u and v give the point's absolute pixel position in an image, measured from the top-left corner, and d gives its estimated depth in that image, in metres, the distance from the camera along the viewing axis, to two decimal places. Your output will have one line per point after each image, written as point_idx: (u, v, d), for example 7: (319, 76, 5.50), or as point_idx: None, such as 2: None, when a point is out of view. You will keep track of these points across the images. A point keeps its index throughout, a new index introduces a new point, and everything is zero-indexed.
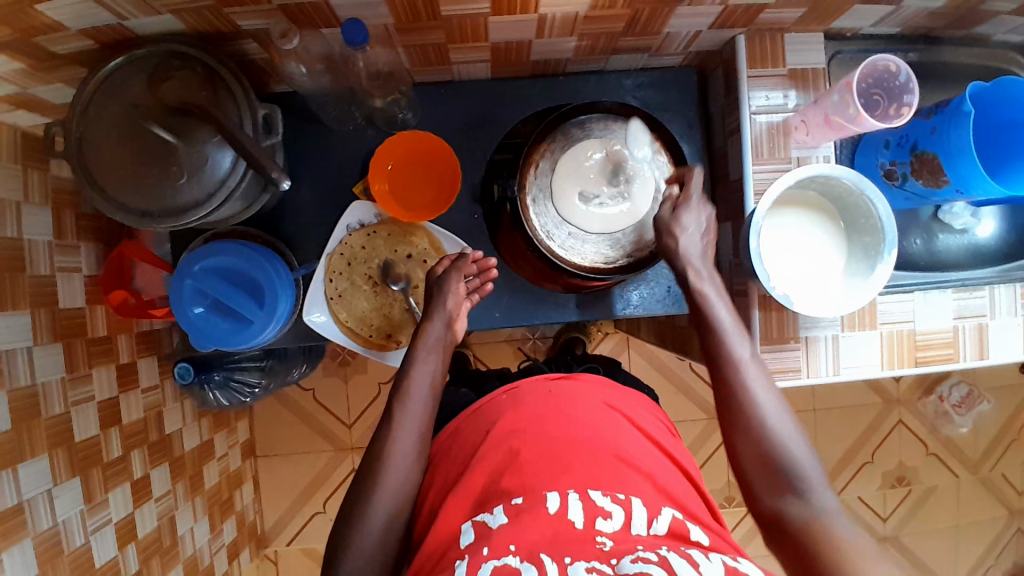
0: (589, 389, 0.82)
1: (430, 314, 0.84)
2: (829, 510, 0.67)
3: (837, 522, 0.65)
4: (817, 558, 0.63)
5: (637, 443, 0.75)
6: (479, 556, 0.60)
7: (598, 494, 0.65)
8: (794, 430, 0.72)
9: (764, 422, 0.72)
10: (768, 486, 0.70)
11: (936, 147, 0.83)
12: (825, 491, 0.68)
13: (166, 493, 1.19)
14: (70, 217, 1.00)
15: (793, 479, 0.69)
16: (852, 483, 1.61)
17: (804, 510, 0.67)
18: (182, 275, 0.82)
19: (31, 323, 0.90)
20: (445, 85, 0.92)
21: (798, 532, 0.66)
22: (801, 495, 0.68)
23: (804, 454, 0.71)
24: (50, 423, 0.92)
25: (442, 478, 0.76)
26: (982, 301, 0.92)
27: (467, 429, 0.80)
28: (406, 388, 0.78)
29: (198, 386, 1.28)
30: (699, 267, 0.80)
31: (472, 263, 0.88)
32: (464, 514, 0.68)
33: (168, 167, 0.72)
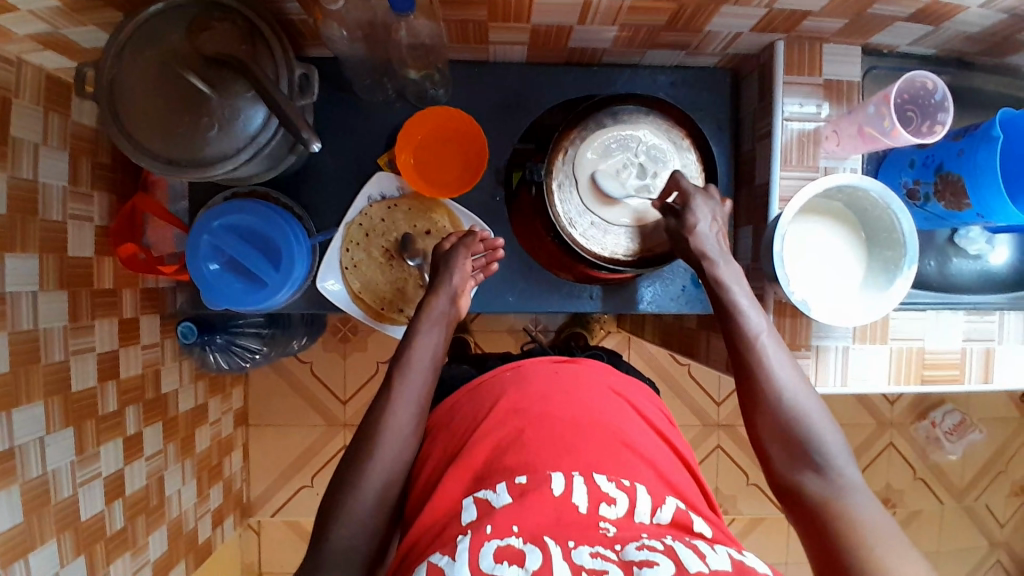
0: (595, 373, 0.81)
1: (436, 289, 0.83)
2: (853, 487, 0.65)
3: (862, 503, 0.63)
4: (840, 543, 0.60)
5: (643, 434, 0.75)
6: (482, 533, 0.59)
7: (603, 479, 0.65)
8: (818, 405, 0.70)
9: (784, 398, 0.70)
10: (787, 463, 0.68)
11: (960, 169, 0.84)
12: (851, 469, 0.66)
13: (157, 452, 1.18)
14: (87, 165, 0.99)
15: (812, 456, 0.67)
16: None
17: (822, 489, 0.65)
18: (201, 230, 0.81)
19: (39, 267, 0.88)
20: (479, 65, 0.92)
21: (816, 509, 0.64)
22: (823, 474, 0.66)
23: (830, 432, 0.68)
24: (48, 370, 0.91)
25: (442, 450, 0.75)
26: (991, 326, 0.93)
27: (465, 405, 0.79)
28: (407, 359, 0.78)
29: (200, 347, 1.27)
30: (711, 253, 0.78)
31: (480, 241, 0.88)
32: (463, 487, 0.67)
33: (199, 117, 0.72)
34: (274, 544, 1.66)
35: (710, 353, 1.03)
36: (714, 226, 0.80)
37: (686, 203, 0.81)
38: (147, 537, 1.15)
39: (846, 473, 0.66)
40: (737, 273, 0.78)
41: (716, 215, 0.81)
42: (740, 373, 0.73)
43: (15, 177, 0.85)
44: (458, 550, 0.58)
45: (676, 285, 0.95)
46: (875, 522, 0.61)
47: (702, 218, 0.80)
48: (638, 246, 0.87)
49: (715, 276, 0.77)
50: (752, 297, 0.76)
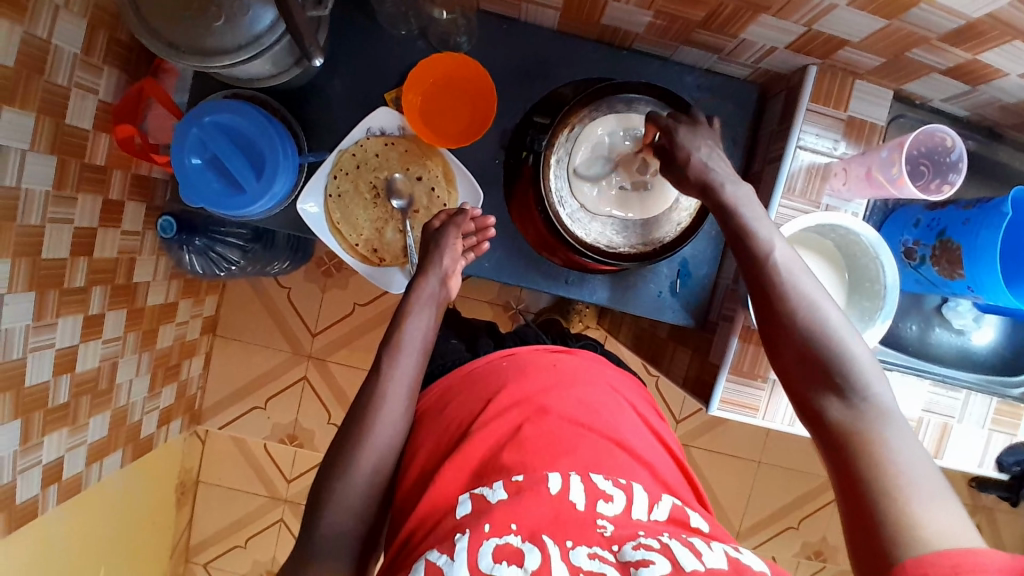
0: (588, 367, 0.82)
1: (425, 270, 0.82)
2: (885, 414, 0.59)
3: (891, 432, 0.58)
4: (870, 489, 0.56)
5: (639, 433, 0.76)
6: (480, 531, 0.59)
7: (600, 478, 0.66)
8: (848, 326, 0.64)
9: (808, 327, 0.63)
10: (813, 389, 0.63)
11: (962, 238, 0.81)
12: (880, 388, 0.61)
13: (116, 338, 1.18)
14: (103, 38, 0.96)
15: (839, 381, 0.61)
16: (770, 542, 1.62)
17: (848, 416, 0.60)
18: (190, 122, 0.80)
19: (34, 126, 0.86)
20: (508, 23, 0.90)
21: (842, 439, 0.59)
22: (846, 398, 0.61)
23: (860, 350, 0.62)
24: (23, 231, 0.89)
25: (434, 440, 0.74)
26: (954, 403, 0.92)
27: (460, 393, 0.78)
28: (397, 340, 0.77)
29: (176, 245, 1.24)
30: (719, 178, 0.72)
31: (471, 220, 0.87)
32: (461, 484, 0.67)
33: (208, 7, 0.69)
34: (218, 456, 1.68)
35: (673, 365, 1.02)
36: (715, 152, 0.74)
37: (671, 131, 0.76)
38: (90, 417, 1.15)
39: (879, 398, 0.60)
40: (748, 195, 0.72)
41: (711, 142, 0.74)
42: (765, 303, 0.67)
43: (30, 34, 0.81)
44: (456, 549, 0.57)
45: (653, 288, 0.95)
46: (907, 458, 0.56)
47: (693, 142, 0.74)
48: (622, 241, 0.85)
49: (722, 202, 0.71)
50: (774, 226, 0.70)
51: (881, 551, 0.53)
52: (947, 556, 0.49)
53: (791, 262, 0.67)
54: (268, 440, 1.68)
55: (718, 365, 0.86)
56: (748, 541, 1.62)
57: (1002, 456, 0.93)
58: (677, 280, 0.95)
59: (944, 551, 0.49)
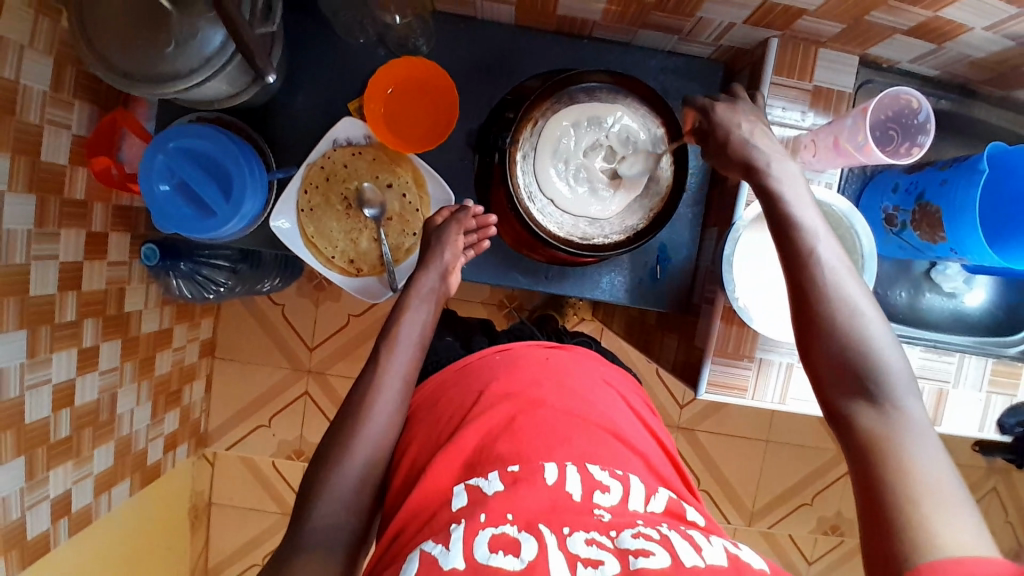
0: (582, 362, 0.82)
1: (426, 263, 0.83)
2: (915, 425, 0.55)
3: (922, 444, 0.54)
4: (894, 497, 0.51)
5: (632, 425, 0.76)
6: (476, 521, 0.58)
7: (596, 468, 0.65)
8: (883, 328, 0.60)
9: (845, 324, 0.60)
10: (844, 393, 0.59)
11: (940, 200, 0.80)
12: (910, 397, 0.57)
13: (113, 368, 1.18)
14: (72, 73, 0.95)
15: (871, 386, 0.57)
16: (785, 520, 1.61)
17: (878, 423, 0.56)
18: (156, 149, 0.80)
19: (9, 166, 0.86)
20: (466, 22, 0.89)
21: (868, 445, 0.55)
22: (878, 405, 0.57)
23: (894, 356, 0.59)
24: (8, 270, 0.89)
25: (426, 434, 0.73)
26: (948, 368, 0.89)
27: (453, 386, 0.78)
28: (393, 334, 0.78)
29: (162, 271, 1.24)
30: (762, 164, 0.68)
31: (472, 216, 0.86)
32: (454, 476, 0.66)
33: (157, 33, 0.70)
34: (228, 476, 1.69)
35: (662, 351, 1.01)
36: (756, 127, 0.71)
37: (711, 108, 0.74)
38: (94, 449, 1.16)
39: (909, 408, 0.56)
40: (794, 176, 0.68)
41: (751, 117, 0.72)
42: (796, 292, 0.63)
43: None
44: (451, 539, 0.56)
45: (635, 275, 0.94)
46: (936, 470, 0.52)
47: (733, 120, 0.72)
48: (596, 232, 0.85)
49: (764, 186, 0.67)
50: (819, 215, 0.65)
51: (891, 555, 0.49)
52: (958, 562, 0.46)
53: (830, 255, 0.63)
54: (276, 457, 1.69)
55: (703, 348, 0.85)
56: (763, 521, 1.61)
57: (1002, 418, 0.91)
58: (657, 267, 0.95)
59: (957, 557, 0.47)
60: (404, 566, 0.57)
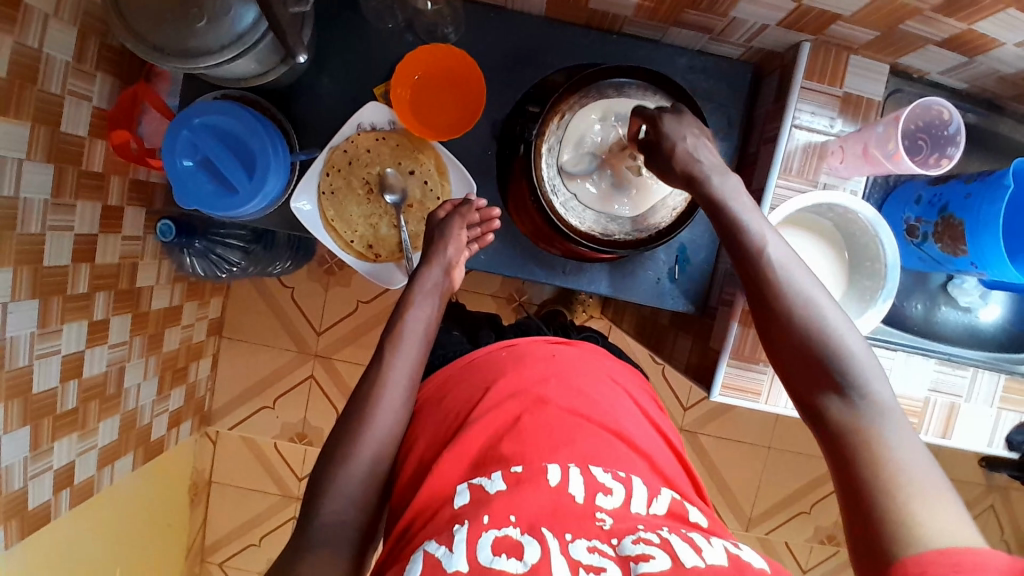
0: (587, 358, 0.82)
1: (429, 260, 0.82)
2: (885, 410, 0.56)
3: (895, 431, 0.55)
4: (871, 491, 0.52)
5: (636, 422, 0.76)
6: (479, 523, 0.57)
7: (599, 470, 0.64)
8: (843, 318, 0.60)
9: (803, 323, 0.60)
10: (811, 388, 0.59)
11: (964, 213, 0.80)
12: (879, 384, 0.57)
13: (122, 342, 1.18)
14: (95, 45, 0.95)
15: (837, 378, 0.57)
16: (782, 527, 1.61)
17: (849, 415, 0.56)
18: (180, 124, 0.79)
19: (29, 135, 0.86)
20: (495, 11, 0.89)
21: (840, 439, 0.56)
22: (847, 396, 0.57)
23: (859, 345, 0.59)
24: (24, 240, 0.89)
25: (432, 433, 0.73)
26: (962, 381, 0.90)
27: (460, 381, 0.78)
28: (398, 328, 0.77)
29: (176, 248, 1.24)
30: (704, 171, 0.68)
31: (476, 210, 0.87)
32: (459, 475, 0.66)
33: (190, 8, 0.69)
34: (230, 456, 1.69)
35: (675, 352, 1.01)
36: (702, 142, 0.70)
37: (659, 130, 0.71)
38: (98, 422, 1.16)
39: (880, 395, 0.57)
40: (737, 187, 0.68)
41: (697, 130, 0.70)
42: (757, 297, 0.63)
43: (21, 44, 0.81)
44: (455, 540, 0.56)
45: (652, 275, 0.94)
46: (910, 459, 0.53)
47: (680, 133, 0.70)
48: (616, 229, 0.84)
49: (711, 197, 0.67)
50: (763, 218, 0.66)
51: (880, 553, 0.49)
52: (946, 553, 0.47)
53: (782, 255, 0.63)
54: (278, 439, 1.69)
55: (718, 351, 0.85)
56: (761, 527, 1.61)
57: (1012, 434, 0.91)
58: (676, 267, 0.94)
59: (943, 548, 0.47)
60: (408, 566, 0.57)
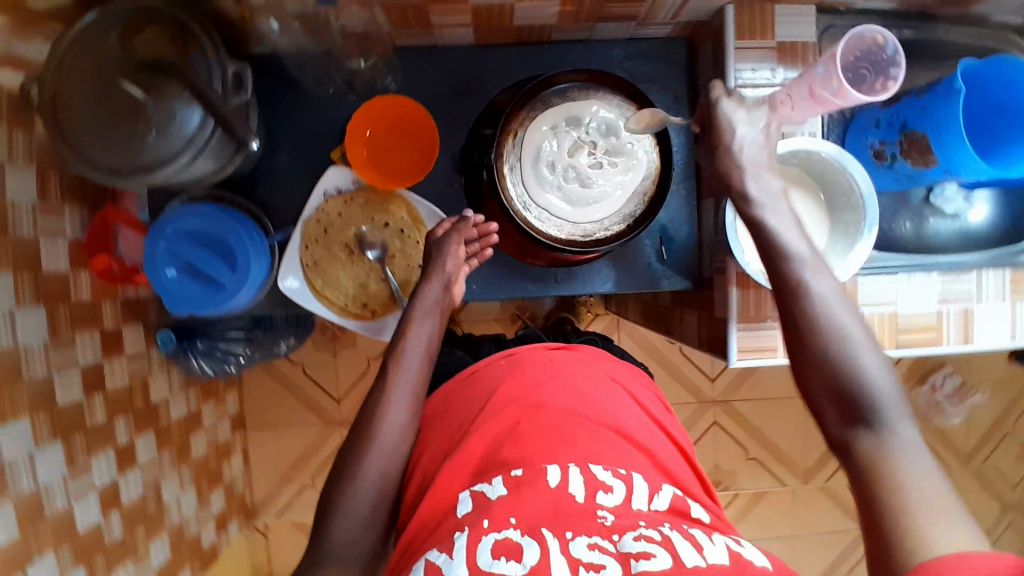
0: (588, 360, 0.81)
1: (429, 275, 0.84)
2: (908, 445, 0.58)
3: (917, 461, 0.57)
4: (885, 510, 0.55)
5: (637, 418, 0.75)
6: (479, 528, 0.58)
7: (599, 468, 0.64)
8: (872, 347, 0.63)
9: (835, 350, 0.63)
10: (840, 417, 0.62)
11: (925, 124, 0.81)
12: (901, 419, 0.60)
13: (151, 461, 1.18)
14: (56, 178, 0.94)
15: (866, 410, 0.60)
16: (840, 471, 1.60)
17: (874, 447, 0.59)
18: (156, 237, 0.81)
19: (12, 284, 0.85)
20: (428, 51, 0.91)
21: (864, 471, 0.58)
22: (874, 428, 0.60)
23: (883, 376, 0.62)
24: (32, 386, 0.89)
25: (436, 444, 0.74)
26: (969, 286, 0.90)
27: (460, 394, 0.78)
28: (399, 348, 0.78)
29: (182, 355, 1.27)
30: (753, 189, 0.70)
31: (472, 226, 0.86)
32: (463, 482, 0.66)
33: (137, 123, 0.70)
34: (283, 543, 1.68)
35: (684, 328, 1.02)
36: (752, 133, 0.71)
37: (713, 121, 0.73)
38: (148, 545, 1.15)
39: (901, 430, 0.59)
40: (775, 195, 0.70)
41: (750, 121, 0.72)
42: (789, 315, 0.66)
43: None
44: (455, 547, 0.56)
45: (642, 262, 0.95)
46: (930, 486, 0.55)
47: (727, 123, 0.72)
48: (595, 227, 0.85)
49: (750, 214, 0.70)
50: (803, 239, 0.68)
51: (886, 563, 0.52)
52: (953, 560, 0.49)
53: (818, 279, 0.66)
54: None
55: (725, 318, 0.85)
56: (819, 477, 1.60)
57: None
58: (662, 249, 0.95)
59: (951, 555, 0.49)
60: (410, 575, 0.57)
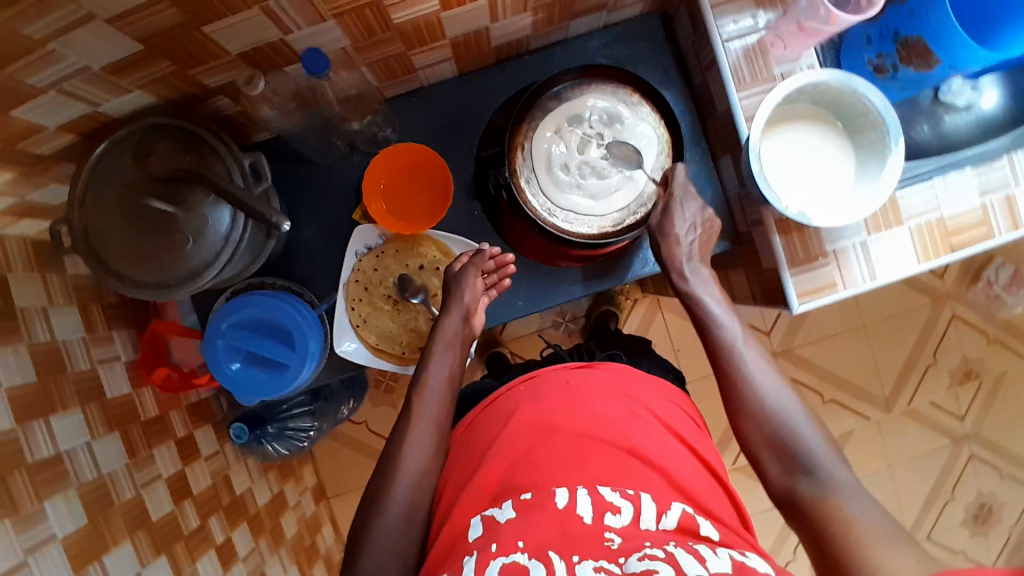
0: (606, 377, 0.81)
1: (447, 308, 0.85)
2: (841, 486, 0.67)
3: (850, 498, 0.66)
4: (833, 541, 0.63)
5: (655, 434, 0.75)
6: (488, 552, 0.59)
7: (607, 490, 0.65)
8: (803, 415, 0.73)
9: (772, 408, 0.74)
10: (784, 472, 0.71)
11: (917, 28, 0.80)
12: (835, 468, 0.69)
13: (251, 551, 1.14)
14: (98, 309, 0.96)
15: (803, 463, 0.70)
16: (920, 389, 1.57)
17: (815, 490, 0.68)
18: (213, 335, 0.84)
19: (85, 418, 0.87)
20: (417, 93, 0.93)
21: (810, 508, 0.67)
22: (812, 474, 0.69)
23: (814, 437, 0.71)
24: (125, 507, 0.88)
25: (459, 472, 0.76)
26: (1004, 172, 0.88)
27: (481, 424, 0.80)
28: (423, 383, 0.82)
29: (256, 442, 1.28)
30: (683, 267, 0.83)
31: (489, 259, 0.88)
32: (478, 508, 0.68)
33: (173, 236, 0.73)
34: None
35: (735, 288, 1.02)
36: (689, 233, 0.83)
37: (668, 204, 0.82)
38: None
39: (833, 474, 0.68)
40: (707, 278, 0.83)
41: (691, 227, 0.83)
42: (719, 373, 0.79)
43: (34, 343, 0.82)
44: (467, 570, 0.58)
45: None
46: (863, 515, 0.63)
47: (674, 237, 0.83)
48: (624, 214, 0.85)
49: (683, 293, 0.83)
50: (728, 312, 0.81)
51: None
52: None
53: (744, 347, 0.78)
54: None
55: (776, 268, 0.85)
56: (901, 401, 1.57)
57: None
58: None
59: None
60: None
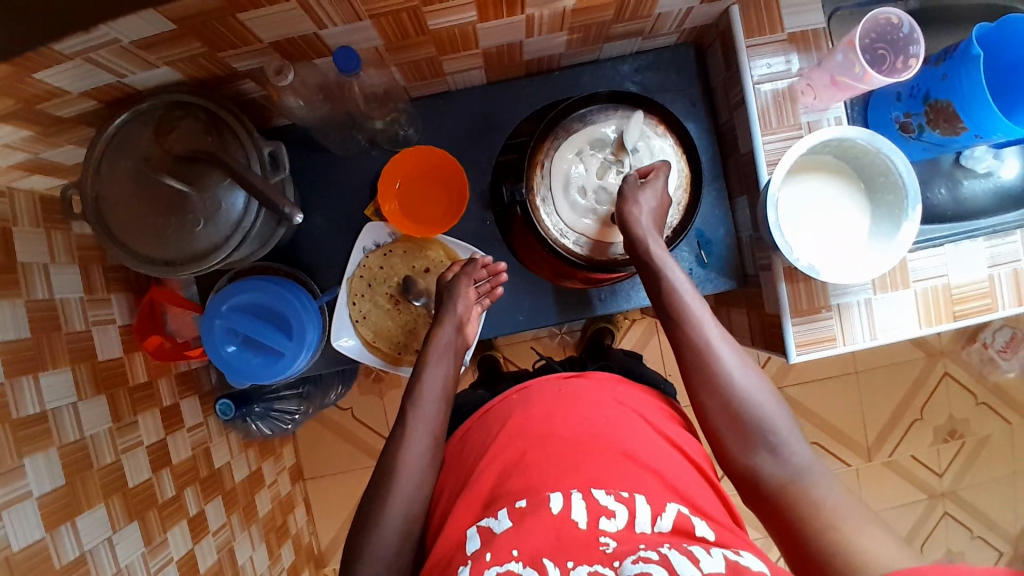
0: (599, 388, 0.80)
1: (440, 320, 0.85)
2: (806, 467, 0.69)
3: (818, 481, 0.67)
4: (802, 526, 0.64)
5: (657, 447, 0.74)
6: (482, 562, 0.61)
7: (601, 493, 0.65)
8: (764, 388, 0.73)
9: (733, 386, 0.72)
10: (743, 449, 0.71)
11: (949, 94, 0.79)
12: (798, 446, 0.70)
13: (223, 526, 1.14)
14: (99, 271, 0.96)
15: (767, 440, 0.70)
16: (903, 442, 1.58)
17: (780, 470, 0.69)
18: (212, 316, 0.83)
19: (73, 379, 0.86)
20: (442, 97, 0.93)
21: (776, 493, 0.68)
22: (774, 453, 0.70)
23: (777, 413, 0.72)
24: (103, 472, 0.88)
25: (454, 480, 0.77)
26: (1015, 246, 0.88)
27: (475, 432, 0.80)
28: (417, 393, 0.80)
29: (240, 420, 1.27)
30: (642, 229, 0.79)
31: (482, 268, 0.89)
32: (472, 517, 0.69)
33: (184, 216, 0.73)
34: None
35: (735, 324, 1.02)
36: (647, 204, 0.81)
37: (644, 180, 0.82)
38: None
39: (797, 451, 0.70)
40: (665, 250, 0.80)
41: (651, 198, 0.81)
42: (680, 346, 0.76)
43: (32, 299, 0.81)
44: None
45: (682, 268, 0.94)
46: (834, 501, 0.65)
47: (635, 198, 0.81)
48: None
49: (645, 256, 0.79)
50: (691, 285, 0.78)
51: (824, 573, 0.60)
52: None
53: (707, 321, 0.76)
54: None
55: (778, 315, 0.86)
56: (882, 451, 1.58)
57: None
58: (702, 252, 0.95)
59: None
60: None
